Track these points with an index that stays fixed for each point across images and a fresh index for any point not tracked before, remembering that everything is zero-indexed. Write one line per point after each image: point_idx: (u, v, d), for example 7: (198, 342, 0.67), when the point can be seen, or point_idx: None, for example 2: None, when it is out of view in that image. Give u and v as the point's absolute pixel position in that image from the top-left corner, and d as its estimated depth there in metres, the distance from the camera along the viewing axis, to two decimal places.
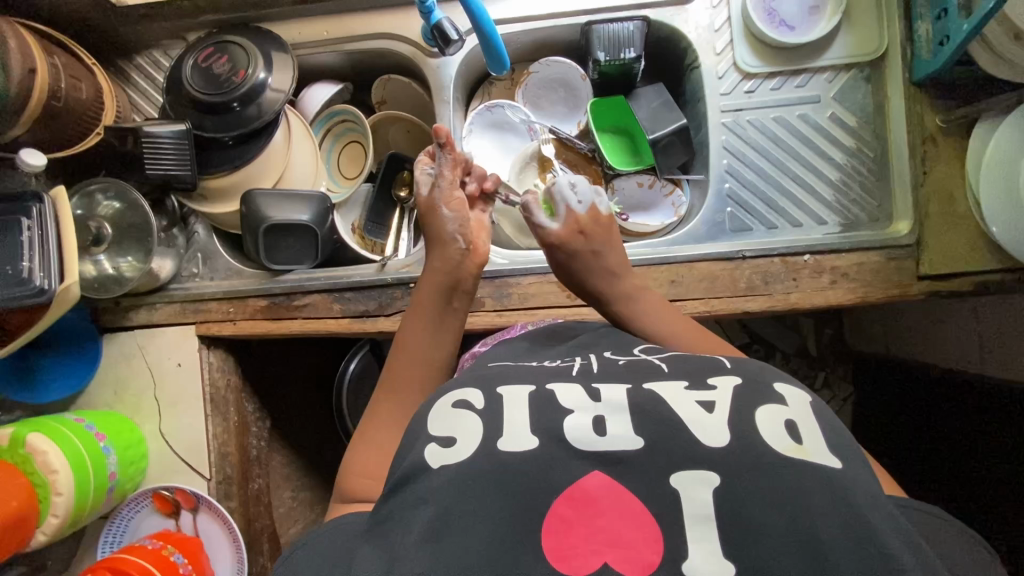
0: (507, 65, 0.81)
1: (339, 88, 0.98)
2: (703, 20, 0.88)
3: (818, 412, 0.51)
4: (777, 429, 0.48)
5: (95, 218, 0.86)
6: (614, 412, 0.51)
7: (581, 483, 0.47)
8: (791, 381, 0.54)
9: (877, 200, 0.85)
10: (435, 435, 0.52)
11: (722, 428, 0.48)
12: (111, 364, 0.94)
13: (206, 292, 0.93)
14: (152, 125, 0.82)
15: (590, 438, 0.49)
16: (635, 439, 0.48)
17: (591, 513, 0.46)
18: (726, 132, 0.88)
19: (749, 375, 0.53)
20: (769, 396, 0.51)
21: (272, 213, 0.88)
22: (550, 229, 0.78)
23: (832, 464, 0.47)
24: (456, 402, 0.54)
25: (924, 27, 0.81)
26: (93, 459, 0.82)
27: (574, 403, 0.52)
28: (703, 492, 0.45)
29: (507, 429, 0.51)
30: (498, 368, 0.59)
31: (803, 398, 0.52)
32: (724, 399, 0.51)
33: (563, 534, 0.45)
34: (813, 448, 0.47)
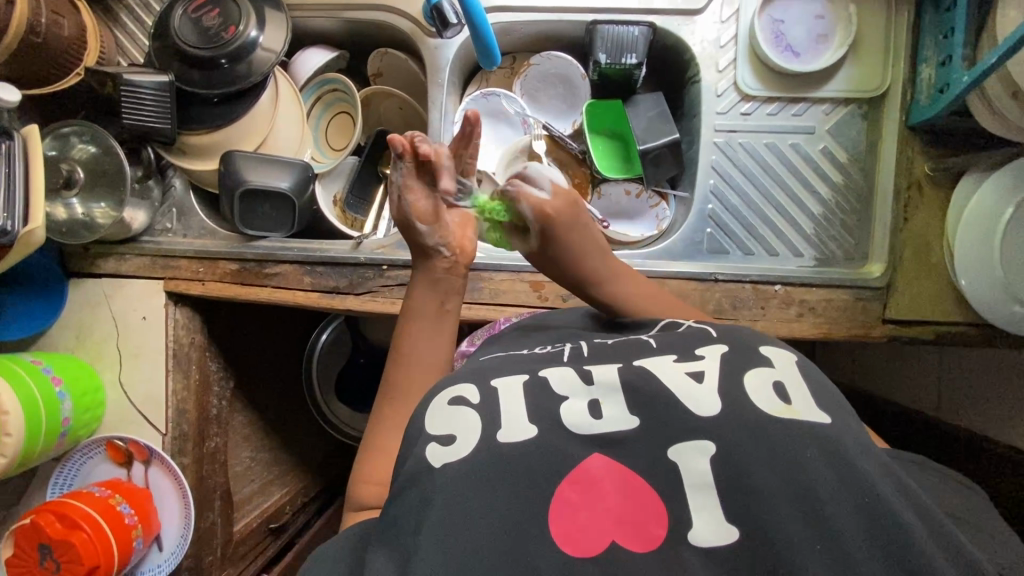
0: (496, 60, 0.80)
1: (334, 56, 0.95)
2: (710, 34, 0.86)
3: (803, 370, 0.53)
4: (766, 393, 0.50)
5: (67, 161, 0.84)
6: (609, 393, 0.53)
7: (585, 466, 0.48)
8: (777, 343, 0.57)
9: (855, 239, 0.86)
10: (435, 434, 0.53)
11: (712, 395, 0.50)
12: (75, 308, 0.93)
13: (176, 249, 0.92)
14: (134, 73, 0.79)
15: (585, 423, 0.51)
16: (630, 418, 0.50)
17: (598, 493, 0.47)
18: (716, 152, 0.87)
19: (737, 342, 0.55)
20: (757, 360, 0.53)
21: (251, 176, 0.86)
22: (542, 200, 0.68)
23: (819, 419, 0.48)
24: (452, 398, 0.55)
25: (927, 71, 0.80)
26: (47, 403, 0.82)
27: (568, 390, 0.54)
28: (699, 461, 0.47)
29: (506, 421, 0.52)
30: (491, 361, 0.61)
31: (788, 358, 0.54)
32: (713, 369, 0.52)
33: (570, 514, 0.46)
34: (801, 407, 0.49)
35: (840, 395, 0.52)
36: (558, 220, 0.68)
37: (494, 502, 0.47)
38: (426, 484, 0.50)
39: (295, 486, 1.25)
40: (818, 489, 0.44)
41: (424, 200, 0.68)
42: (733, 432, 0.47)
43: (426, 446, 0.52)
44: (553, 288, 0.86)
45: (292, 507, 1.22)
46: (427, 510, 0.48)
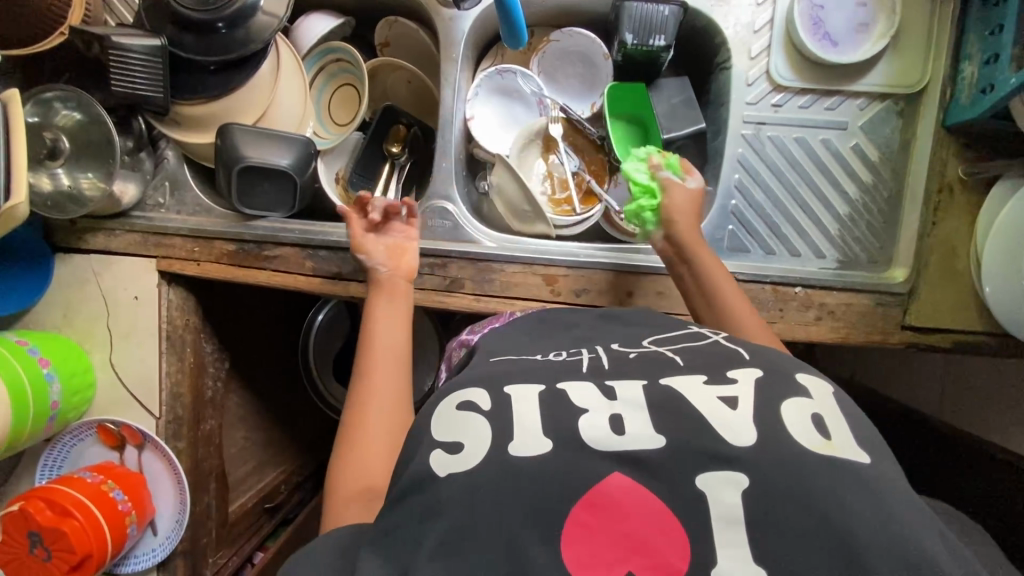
0: (522, 41, 0.74)
1: (339, 22, 0.89)
2: (744, 17, 0.81)
3: (839, 401, 0.53)
4: (806, 425, 0.49)
5: (52, 129, 0.79)
6: (632, 410, 0.51)
7: (604, 487, 0.47)
8: (817, 374, 0.56)
9: (880, 242, 0.83)
10: (440, 441, 0.52)
11: (748, 425, 0.48)
12: (62, 285, 0.89)
13: (170, 226, 0.87)
14: (122, 35, 0.73)
15: (609, 440, 0.49)
16: (658, 437, 0.49)
17: (616, 517, 0.46)
18: (743, 145, 0.83)
19: (771, 367, 0.55)
20: (795, 389, 0.52)
21: (250, 152, 0.81)
22: (699, 184, 0.79)
23: (858, 459, 0.47)
24: (462, 402, 0.55)
25: (970, 70, 0.76)
26: (34, 387, 0.79)
27: (590, 404, 0.52)
28: (731, 494, 0.45)
29: (517, 433, 0.51)
30: (503, 364, 0.59)
31: (824, 388, 0.54)
32: (748, 394, 0.51)
33: (586, 537, 0.45)
34: (841, 443, 0.48)
35: (875, 430, 0.51)
36: (695, 201, 0.78)
37: (513, 523, 0.46)
38: (434, 495, 0.49)
39: (290, 465, 1.24)
40: (855, 529, 0.43)
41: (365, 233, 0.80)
42: (767, 468, 0.46)
43: (431, 451, 0.52)
44: (566, 284, 0.83)
45: (287, 486, 1.21)
46: (433, 524, 0.47)
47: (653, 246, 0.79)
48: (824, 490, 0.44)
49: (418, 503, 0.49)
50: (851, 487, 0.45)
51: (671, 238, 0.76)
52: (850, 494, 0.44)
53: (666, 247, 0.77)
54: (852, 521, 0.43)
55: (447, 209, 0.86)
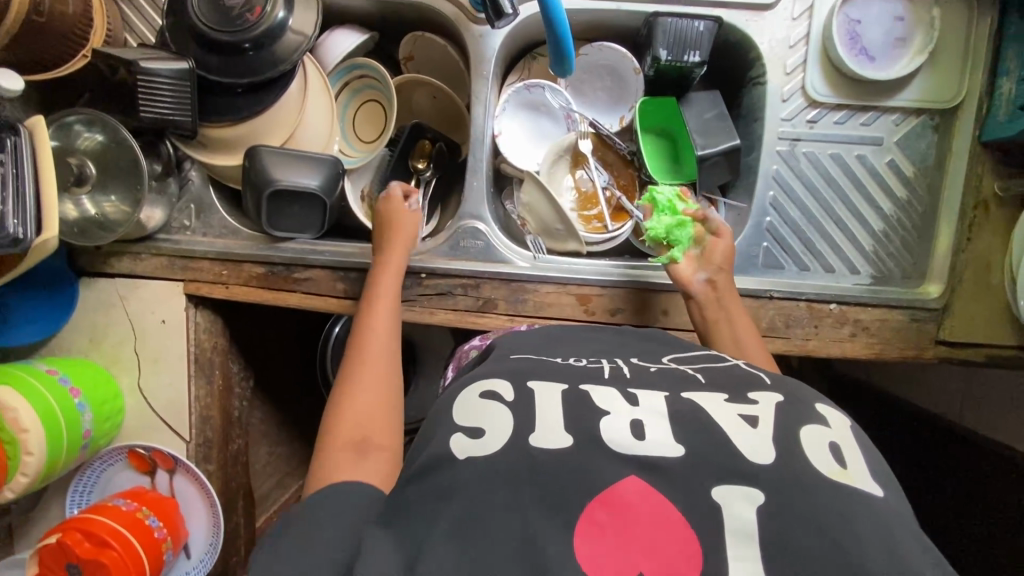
0: (570, 67, 0.72)
1: (365, 38, 0.87)
2: (780, 31, 0.79)
3: (855, 435, 0.53)
4: (823, 452, 0.49)
5: (77, 154, 0.77)
6: (653, 418, 0.52)
7: (619, 489, 0.46)
8: (832, 406, 0.56)
9: (914, 257, 0.83)
10: (461, 426, 0.52)
11: (767, 443, 0.49)
12: (88, 310, 0.87)
13: (197, 249, 0.85)
14: (150, 60, 0.71)
15: (628, 443, 0.49)
16: (676, 447, 0.48)
17: (627, 518, 0.45)
18: (778, 161, 0.82)
19: (791, 393, 0.55)
20: (811, 417, 0.52)
21: (279, 176, 0.79)
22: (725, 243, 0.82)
23: (875, 492, 0.47)
24: (484, 393, 0.55)
25: (1007, 86, 0.75)
26: (66, 417, 0.77)
27: (611, 407, 0.53)
28: (744, 508, 0.45)
29: (540, 426, 0.51)
30: (524, 362, 0.60)
31: (842, 422, 0.54)
32: (767, 416, 0.51)
33: (598, 535, 0.45)
34: (856, 473, 0.48)
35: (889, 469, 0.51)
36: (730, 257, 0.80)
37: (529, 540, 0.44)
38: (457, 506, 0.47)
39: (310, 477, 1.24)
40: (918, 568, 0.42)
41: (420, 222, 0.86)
42: (785, 484, 0.46)
43: (450, 436, 0.52)
44: (600, 303, 0.83)
45: None
46: (446, 512, 0.46)
47: (687, 288, 0.78)
48: (838, 513, 0.44)
49: (437, 484, 0.49)
50: (866, 518, 0.44)
51: (715, 282, 0.77)
52: (864, 523, 0.44)
53: (706, 291, 0.77)
54: (864, 551, 0.42)
55: (479, 229, 0.85)
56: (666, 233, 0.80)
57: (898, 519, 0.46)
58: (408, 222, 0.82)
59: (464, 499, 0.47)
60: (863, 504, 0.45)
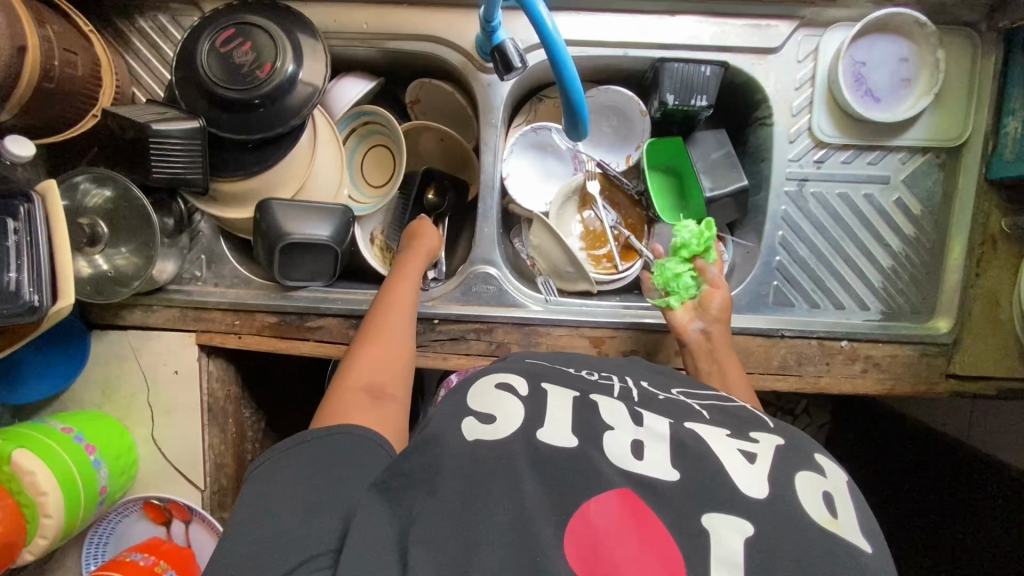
0: (585, 133, 0.74)
1: (372, 87, 0.88)
2: (786, 73, 0.80)
3: (852, 492, 0.52)
4: (815, 498, 0.49)
5: (87, 215, 0.77)
6: (654, 440, 0.54)
7: (608, 496, 0.49)
8: (827, 456, 0.56)
9: (923, 292, 0.83)
10: (473, 410, 0.57)
11: (761, 481, 0.50)
12: (99, 363, 0.87)
13: (209, 301, 0.85)
14: (163, 122, 0.71)
15: (627, 459, 0.52)
16: (672, 472, 0.50)
17: (617, 524, 0.47)
18: (787, 202, 0.83)
19: (793, 439, 0.56)
20: (810, 465, 0.53)
21: (292, 229, 0.80)
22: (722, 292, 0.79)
23: (862, 546, 0.46)
24: (499, 383, 0.60)
25: (1014, 125, 0.76)
26: (83, 474, 0.77)
27: (616, 421, 0.56)
28: (733, 538, 0.45)
29: (547, 422, 0.55)
30: (534, 366, 0.65)
31: (839, 474, 0.54)
32: (766, 454, 0.53)
33: (585, 535, 0.47)
34: (848, 527, 0.48)
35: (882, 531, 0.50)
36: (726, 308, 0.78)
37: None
38: None
39: None
40: None
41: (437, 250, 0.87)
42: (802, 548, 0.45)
43: (462, 420, 0.55)
44: (613, 346, 0.83)
45: None
46: (437, 546, 0.46)
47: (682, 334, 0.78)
48: (828, 562, 0.44)
49: (433, 466, 0.52)
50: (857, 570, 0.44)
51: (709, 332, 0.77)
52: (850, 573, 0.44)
53: (700, 340, 0.77)
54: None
55: (490, 274, 0.85)
56: (665, 280, 0.80)
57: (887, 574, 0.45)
58: (429, 237, 0.86)
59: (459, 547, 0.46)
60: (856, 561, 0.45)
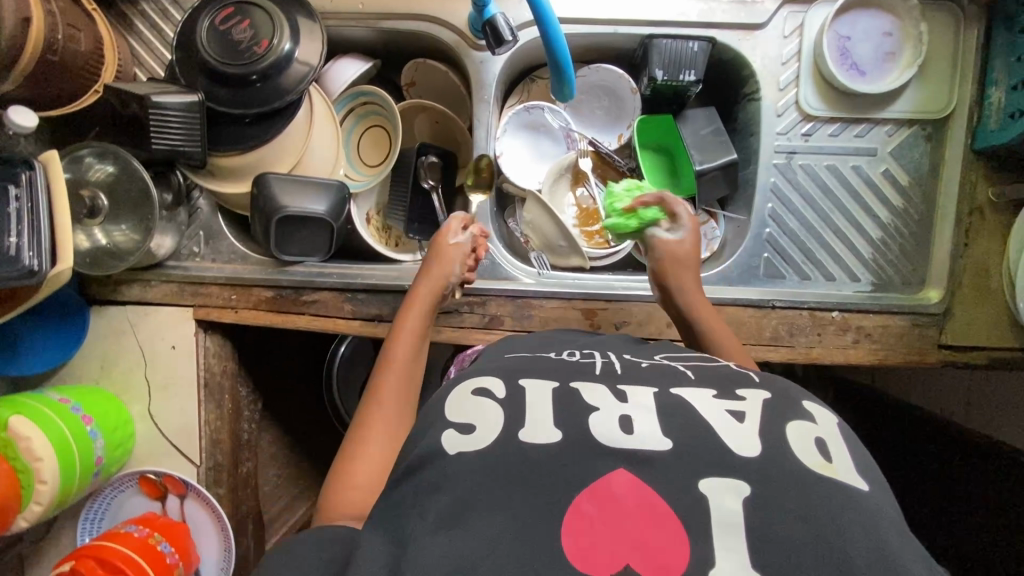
0: (571, 95, 0.78)
1: (368, 67, 0.89)
2: (772, 49, 0.82)
3: (843, 433, 0.54)
4: (809, 447, 0.50)
5: (88, 187, 0.79)
6: (642, 413, 0.53)
7: (608, 480, 0.47)
8: (820, 403, 0.57)
9: (912, 263, 0.84)
10: (452, 422, 0.54)
11: (753, 437, 0.50)
12: (98, 338, 0.88)
13: (206, 276, 0.87)
14: (161, 94, 0.73)
15: (616, 436, 0.50)
16: (664, 440, 0.50)
17: (615, 509, 0.46)
18: (775, 174, 0.84)
19: (779, 391, 0.56)
20: (799, 414, 0.54)
21: (288, 202, 0.81)
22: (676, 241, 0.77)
23: (859, 485, 0.48)
24: (474, 389, 0.58)
25: (997, 95, 0.77)
26: (79, 443, 0.78)
27: (601, 403, 0.54)
28: (730, 500, 0.45)
29: (528, 422, 0.53)
30: (516, 361, 0.64)
31: (829, 419, 0.55)
32: (754, 411, 0.53)
33: (584, 528, 0.44)
34: (842, 469, 0.49)
35: (875, 464, 0.52)
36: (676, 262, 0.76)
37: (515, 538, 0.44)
38: (441, 471, 0.50)
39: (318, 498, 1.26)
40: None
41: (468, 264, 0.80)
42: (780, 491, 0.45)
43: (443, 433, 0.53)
44: (606, 317, 0.84)
45: None
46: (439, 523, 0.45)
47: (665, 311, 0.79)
48: (828, 512, 0.44)
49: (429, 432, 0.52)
50: (857, 520, 0.44)
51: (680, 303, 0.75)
52: (854, 523, 0.44)
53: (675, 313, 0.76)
54: (847, 543, 0.42)
55: None
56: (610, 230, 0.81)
57: (886, 513, 0.46)
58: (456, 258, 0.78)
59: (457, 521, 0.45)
60: (857, 508, 0.45)
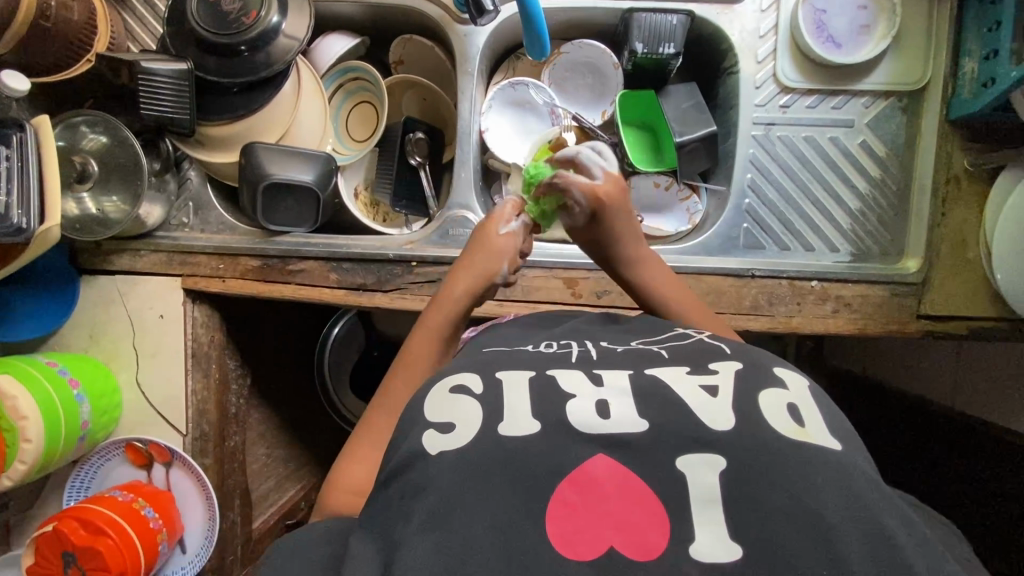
0: (545, 53, 0.81)
1: (356, 43, 0.91)
2: (750, 23, 0.84)
3: (815, 396, 0.52)
4: (781, 411, 0.48)
5: (80, 153, 0.80)
6: (618, 396, 0.51)
7: (587, 467, 0.46)
8: (790, 367, 0.55)
9: (891, 234, 0.85)
10: (433, 422, 0.51)
11: (726, 409, 0.48)
12: (88, 308, 0.90)
13: (194, 245, 0.88)
14: (152, 60, 0.75)
15: (593, 422, 0.48)
16: (640, 422, 0.48)
17: (597, 496, 0.45)
18: (754, 145, 0.85)
19: (750, 359, 0.54)
20: (772, 381, 0.52)
21: (273, 170, 0.83)
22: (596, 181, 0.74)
23: (833, 446, 0.47)
24: (453, 388, 0.54)
25: (971, 65, 0.78)
26: (65, 408, 0.79)
27: (576, 389, 0.51)
28: (708, 475, 0.44)
29: (507, 414, 0.50)
30: (493, 355, 0.58)
31: (802, 383, 0.53)
32: (727, 385, 0.51)
33: (568, 516, 0.44)
34: (815, 431, 0.48)
35: (850, 427, 0.51)
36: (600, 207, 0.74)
37: (490, 500, 0.44)
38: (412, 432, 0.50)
39: (309, 480, 1.25)
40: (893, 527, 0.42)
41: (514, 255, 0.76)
42: (750, 453, 0.45)
43: (422, 434, 0.50)
44: (587, 286, 0.85)
45: (307, 502, 1.23)
46: (420, 506, 0.45)
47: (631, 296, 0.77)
48: (800, 469, 0.44)
49: None
50: (828, 475, 0.44)
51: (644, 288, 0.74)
52: (826, 479, 0.43)
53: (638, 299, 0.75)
54: (821, 500, 0.42)
55: (468, 218, 0.88)
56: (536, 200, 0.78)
57: (861, 469, 0.46)
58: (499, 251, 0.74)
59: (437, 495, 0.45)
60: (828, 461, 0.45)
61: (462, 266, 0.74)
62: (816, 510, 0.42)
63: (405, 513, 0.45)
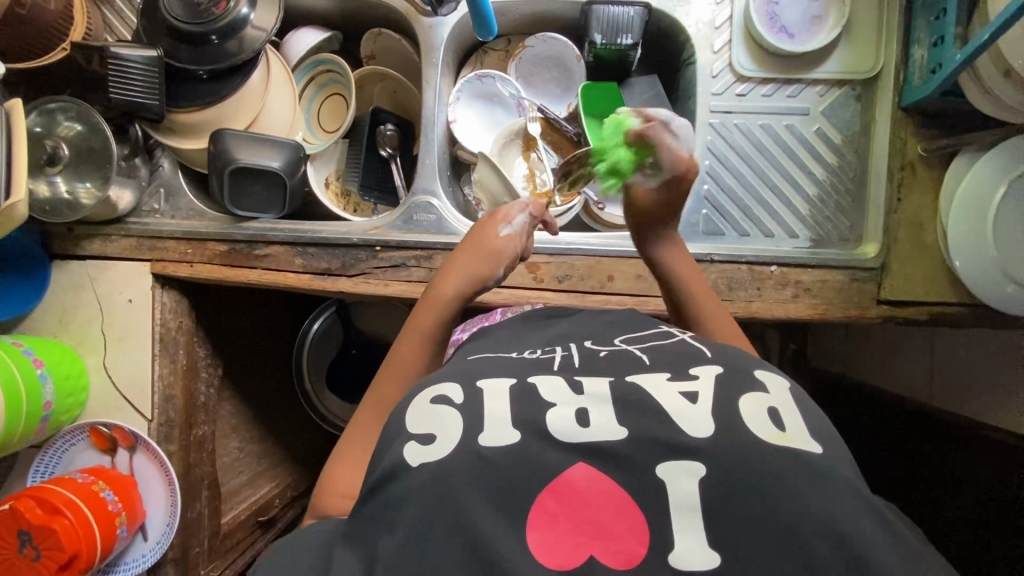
0: (493, 31, 0.83)
1: (327, 36, 0.95)
2: (705, 15, 0.87)
3: (797, 400, 0.49)
4: (762, 418, 0.46)
5: (53, 138, 0.83)
6: (598, 403, 0.48)
7: (568, 475, 0.44)
8: (772, 369, 0.53)
9: (849, 220, 0.86)
10: (413, 434, 0.48)
11: (706, 417, 0.46)
12: (59, 291, 0.91)
13: (164, 230, 0.90)
14: (121, 47, 0.78)
15: (572, 429, 0.46)
16: (620, 429, 0.45)
17: (578, 505, 0.43)
18: (711, 133, 0.87)
19: (731, 363, 0.51)
20: (753, 385, 0.49)
21: (241, 155, 0.84)
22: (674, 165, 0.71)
23: (811, 448, 0.44)
24: (433, 398, 0.50)
25: (920, 53, 0.80)
26: (27, 386, 0.80)
27: (558, 398, 0.48)
28: (688, 483, 0.42)
29: (489, 423, 0.47)
30: (476, 363, 0.55)
31: (782, 384, 0.51)
32: (708, 390, 0.48)
33: (550, 526, 0.42)
34: (796, 435, 0.45)
35: (831, 425, 0.48)
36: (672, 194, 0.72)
37: (461, 502, 0.43)
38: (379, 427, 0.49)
39: (285, 478, 1.22)
40: (858, 513, 0.41)
41: (513, 252, 0.73)
42: (726, 456, 0.43)
43: (404, 446, 0.47)
44: (548, 270, 0.86)
45: (281, 500, 1.19)
46: (401, 508, 0.44)
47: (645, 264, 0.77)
48: (773, 469, 0.42)
49: None
50: (807, 478, 0.42)
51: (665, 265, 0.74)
52: (801, 481, 0.42)
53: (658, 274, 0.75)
54: (798, 507, 0.41)
55: (432, 203, 0.90)
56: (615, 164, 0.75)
57: (828, 455, 0.45)
58: (489, 250, 0.72)
59: (417, 506, 0.44)
60: (799, 455, 0.43)
61: (449, 266, 0.72)
62: (784, 508, 0.41)
63: (390, 527, 0.44)
